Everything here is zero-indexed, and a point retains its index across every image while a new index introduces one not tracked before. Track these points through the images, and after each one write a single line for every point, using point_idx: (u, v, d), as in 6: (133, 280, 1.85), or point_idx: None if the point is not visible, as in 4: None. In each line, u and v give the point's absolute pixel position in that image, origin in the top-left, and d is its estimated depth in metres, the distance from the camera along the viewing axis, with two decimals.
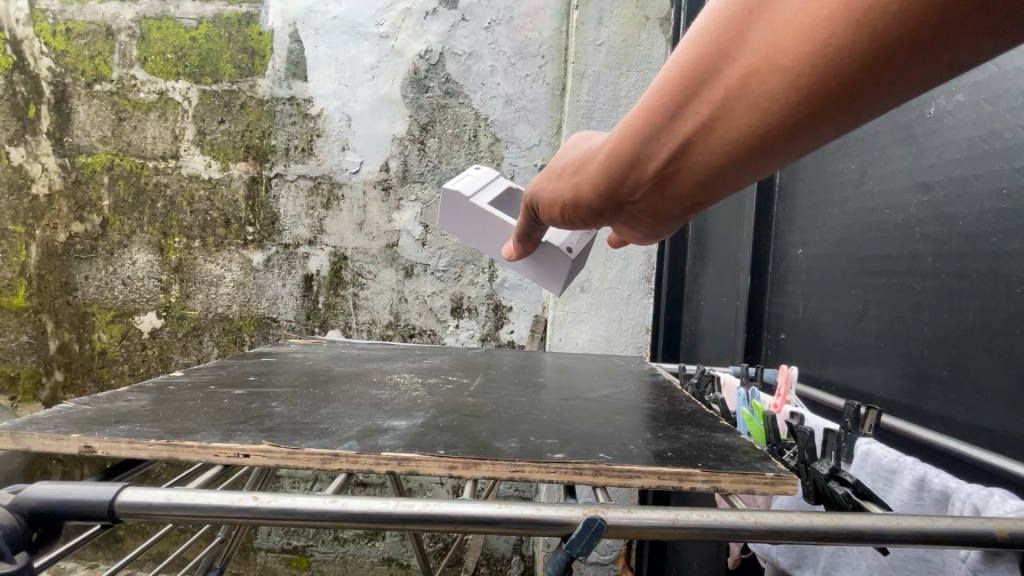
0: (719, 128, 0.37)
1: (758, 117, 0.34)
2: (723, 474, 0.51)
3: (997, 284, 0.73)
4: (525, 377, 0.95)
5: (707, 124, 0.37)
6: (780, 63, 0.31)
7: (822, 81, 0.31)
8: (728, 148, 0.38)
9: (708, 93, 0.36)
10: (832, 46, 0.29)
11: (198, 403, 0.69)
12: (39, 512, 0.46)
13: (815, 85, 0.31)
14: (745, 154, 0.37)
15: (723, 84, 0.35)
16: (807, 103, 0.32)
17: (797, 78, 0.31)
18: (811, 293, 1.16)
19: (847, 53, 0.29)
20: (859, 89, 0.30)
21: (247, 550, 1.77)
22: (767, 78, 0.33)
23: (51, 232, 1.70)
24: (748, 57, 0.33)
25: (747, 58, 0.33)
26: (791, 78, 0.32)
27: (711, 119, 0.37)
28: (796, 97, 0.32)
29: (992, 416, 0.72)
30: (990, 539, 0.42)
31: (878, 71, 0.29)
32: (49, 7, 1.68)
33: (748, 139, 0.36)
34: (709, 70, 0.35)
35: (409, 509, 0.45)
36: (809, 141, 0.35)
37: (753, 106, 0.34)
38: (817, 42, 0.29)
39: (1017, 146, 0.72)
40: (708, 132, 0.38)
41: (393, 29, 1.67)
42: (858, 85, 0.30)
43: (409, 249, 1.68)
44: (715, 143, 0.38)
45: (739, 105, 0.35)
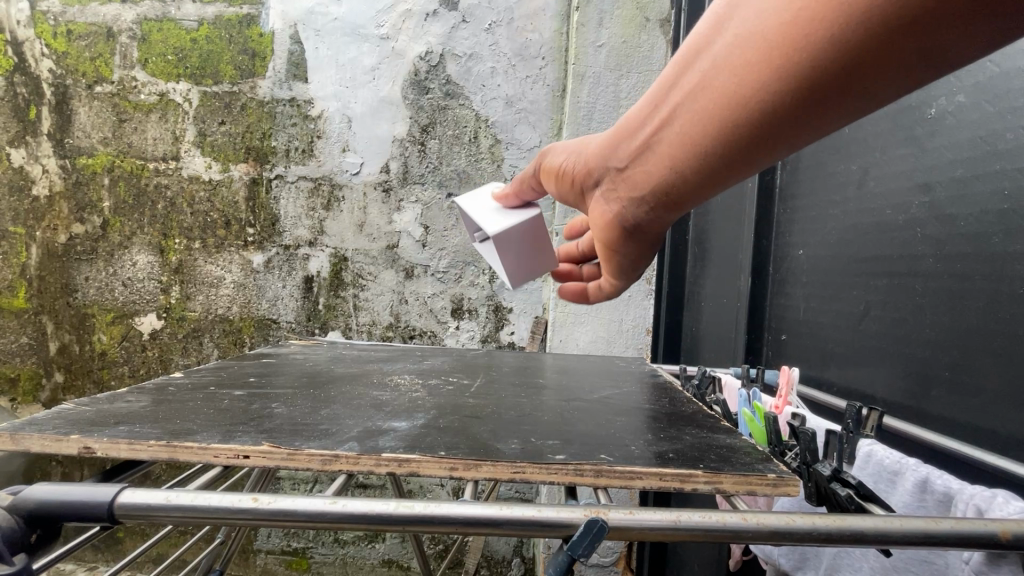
0: (705, 93, 0.43)
1: (736, 83, 0.40)
2: (726, 476, 0.51)
3: (998, 284, 0.73)
4: (526, 378, 0.94)
5: (698, 88, 0.43)
6: (761, 34, 0.37)
7: (791, 49, 0.36)
8: (713, 117, 0.43)
9: (705, 60, 0.43)
10: (801, 17, 0.34)
11: (198, 404, 0.69)
12: (38, 513, 0.46)
13: (785, 57, 0.36)
14: (721, 123, 0.43)
15: (716, 52, 0.41)
16: (784, 80, 0.37)
17: (770, 49, 0.37)
18: (812, 294, 1.16)
19: (813, 23, 0.34)
20: (829, 71, 0.35)
21: (247, 552, 1.76)
22: (749, 47, 0.38)
23: (51, 233, 1.70)
24: (738, 31, 0.39)
25: (744, 35, 0.39)
26: (773, 54, 0.37)
27: (702, 83, 0.43)
28: (767, 66, 0.37)
29: (993, 416, 0.72)
30: (994, 541, 0.41)
31: (836, 46, 0.33)
32: (50, 9, 1.68)
33: (730, 110, 0.41)
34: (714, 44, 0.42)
35: (410, 511, 0.45)
36: (778, 121, 0.40)
37: (733, 73, 0.40)
38: (790, 13, 0.35)
39: (1018, 146, 0.72)
40: (697, 96, 0.44)
41: (394, 31, 1.67)
42: (829, 68, 0.35)
43: (410, 250, 1.68)
44: (704, 108, 0.43)
45: (723, 71, 0.41)
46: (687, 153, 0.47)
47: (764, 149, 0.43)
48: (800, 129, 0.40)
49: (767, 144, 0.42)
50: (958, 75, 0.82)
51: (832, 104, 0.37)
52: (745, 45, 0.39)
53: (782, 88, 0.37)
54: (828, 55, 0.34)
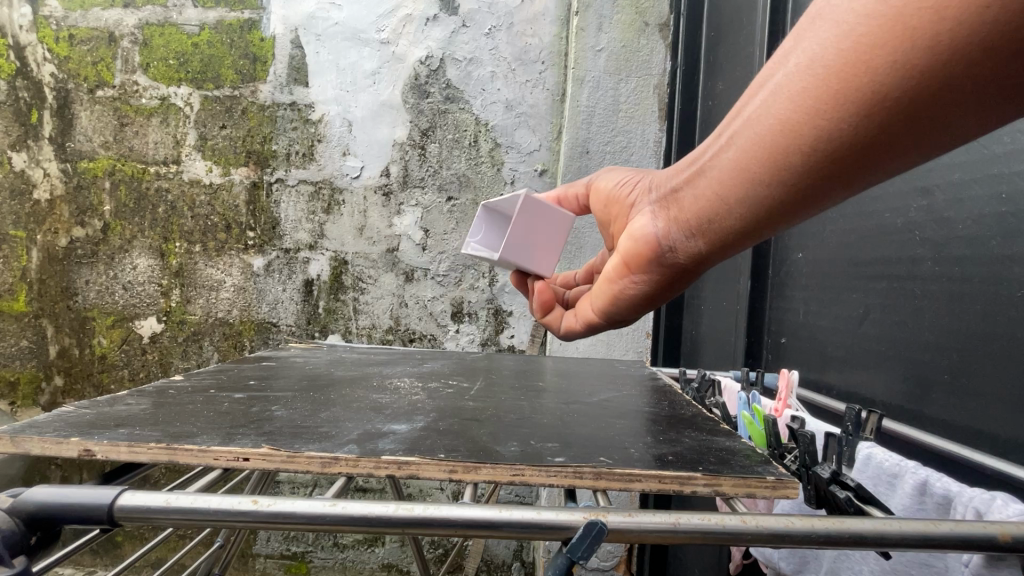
0: (762, 121, 0.43)
1: (793, 111, 0.41)
2: (724, 478, 0.51)
3: (997, 288, 0.73)
4: (525, 381, 0.94)
5: (755, 117, 0.44)
6: (823, 62, 0.38)
7: (855, 75, 0.37)
8: (766, 142, 0.43)
9: (764, 91, 0.44)
10: (863, 44, 0.36)
11: (198, 407, 0.69)
12: (38, 516, 0.46)
13: (847, 81, 0.37)
14: (777, 151, 0.43)
15: (776, 81, 0.42)
16: (842, 106, 0.38)
17: (831, 77, 0.38)
18: (812, 297, 1.16)
19: (879, 51, 0.35)
20: (890, 97, 0.36)
21: (246, 557, 1.75)
22: (807, 74, 0.39)
23: (52, 237, 1.70)
24: (797, 61, 0.41)
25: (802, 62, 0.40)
26: (831, 77, 0.38)
27: (759, 111, 0.44)
28: (829, 92, 0.38)
29: (993, 420, 0.72)
30: (992, 543, 0.42)
31: (903, 74, 0.35)
32: (53, 13, 1.69)
33: (784, 138, 0.42)
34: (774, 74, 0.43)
35: (409, 513, 0.45)
36: (838, 150, 0.40)
37: (790, 100, 0.41)
38: (853, 41, 0.36)
39: (1015, 150, 0.72)
40: (754, 124, 0.44)
41: (394, 35, 1.68)
42: (889, 94, 0.36)
43: (410, 254, 1.69)
44: (757, 134, 0.44)
45: (779, 98, 0.42)
46: (738, 182, 0.47)
47: (820, 182, 0.43)
48: (859, 163, 0.40)
49: (823, 176, 0.42)
50: None
51: (894, 134, 0.37)
52: (805, 73, 0.40)
53: (842, 115, 0.38)
54: (893, 82, 0.35)
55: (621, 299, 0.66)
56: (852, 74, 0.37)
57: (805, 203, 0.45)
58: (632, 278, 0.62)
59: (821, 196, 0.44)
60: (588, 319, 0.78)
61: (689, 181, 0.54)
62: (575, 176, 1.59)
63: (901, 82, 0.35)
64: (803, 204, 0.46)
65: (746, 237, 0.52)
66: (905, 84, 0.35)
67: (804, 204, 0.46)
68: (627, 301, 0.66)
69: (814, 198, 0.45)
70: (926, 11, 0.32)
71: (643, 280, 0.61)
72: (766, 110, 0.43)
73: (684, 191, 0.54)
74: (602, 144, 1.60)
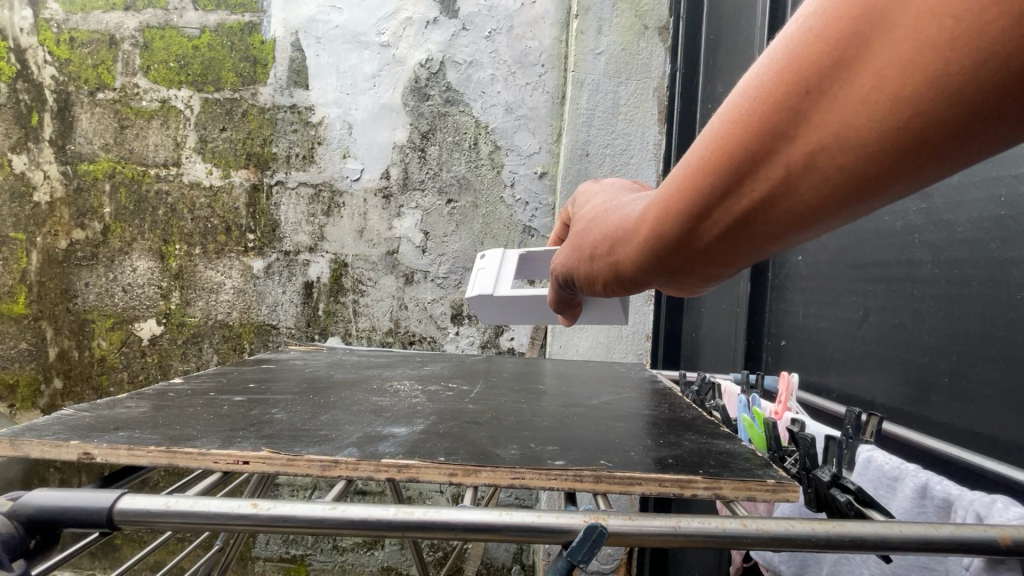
0: (777, 209, 0.35)
1: (824, 199, 0.32)
2: (724, 481, 0.51)
3: (997, 291, 0.73)
4: (525, 384, 0.94)
5: (767, 204, 0.35)
6: (850, 144, 0.29)
7: (907, 157, 0.28)
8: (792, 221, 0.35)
9: (760, 176, 0.34)
10: (903, 114, 0.26)
11: (197, 410, 0.68)
12: (36, 520, 0.46)
13: (891, 156, 0.28)
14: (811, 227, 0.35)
15: (777, 161, 0.32)
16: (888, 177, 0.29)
17: (870, 159, 0.29)
18: (812, 300, 1.16)
19: (927, 119, 0.26)
20: (948, 160, 0.27)
21: (245, 560, 1.75)
22: (828, 155, 0.30)
23: (52, 239, 1.70)
24: (803, 136, 0.31)
25: (809, 135, 0.30)
26: (862, 154, 0.29)
27: (767, 201, 0.35)
28: (868, 171, 0.30)
29: (994, 423, 0.72)
30: (992, 546, 0.42)
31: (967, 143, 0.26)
32: (54, 16, 1.70)
33: (817, 216, 0.34)
34: (758, 150, 0.33)
35: (409, 516, 0.45)
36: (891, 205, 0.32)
37: (814, 184, 0.32)
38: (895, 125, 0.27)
39: (1015, 154, 0.73)
40: (766, 209, 0.35)
41: (394, 38, 1.68)
42: (949, 157, 0.27)
43: (409, 256, 1.69)
44: (774, 216, 0.35)
45: (797, 182, 0.32)
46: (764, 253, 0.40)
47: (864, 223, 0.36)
48: None
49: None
50: None
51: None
52: (829, 161, 0.30)
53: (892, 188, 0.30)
54: (957, 161, 0.27)
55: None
56: (905, 153, 0.28)
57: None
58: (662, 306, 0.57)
59: None
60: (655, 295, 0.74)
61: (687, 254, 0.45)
62: (575, 178, 1.59)
63: (970, 152, 0.27)
64: None
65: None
66: (972, 153, 0.27)
67: None
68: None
69: None
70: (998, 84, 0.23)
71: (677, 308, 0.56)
72: (780, 198, 0.34)
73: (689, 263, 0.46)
74: (602, 147, 1.60)
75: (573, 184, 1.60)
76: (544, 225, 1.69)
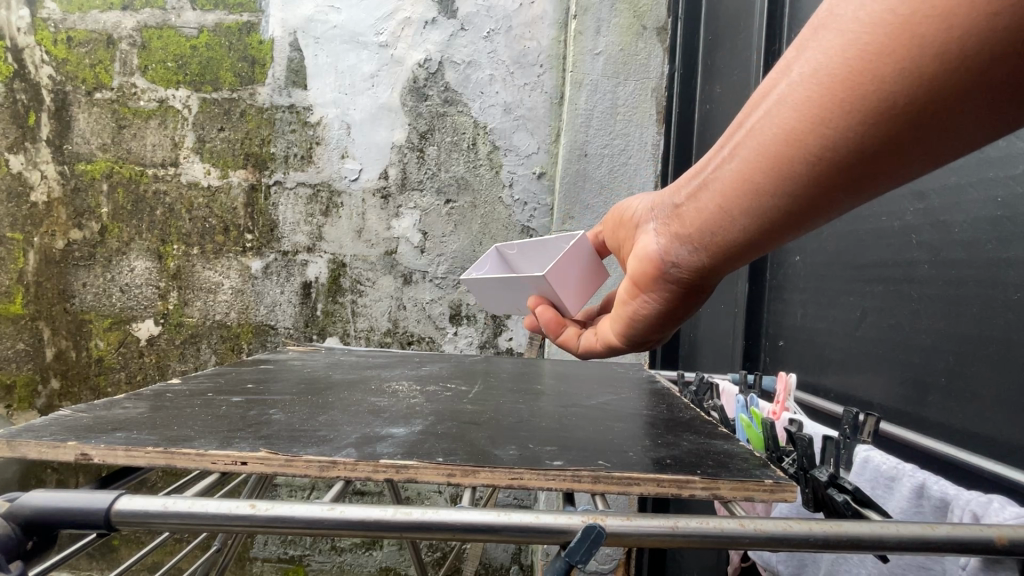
0: (764, 130, 0.44)
1: (798, 120, 0.41)
2: (722, 481, 0.51)
3: (993, 290, 0.74)
4: (524, 384, 0.94)
5: (759, 125, 0.44)
6: (824, 74, 0.39)
7: (859, 85, 0.37)
8: (766, 153, 0.44)
9: (768, 98, 0.44)
10: (869, 51, 0.36)
11: (195, 411, 0.68)
12: (33, 521, 0.46)
13: (848, 91, 0.38)
14: (782, 157, 0.43)
15: (779, 90, 0.43)
16: (842, 112, 0.38)
17: (837, 80, 0.38)
18: (809, 301, 1.16)
19: (883, 55, 0.35)
20: (889, 105, 0.36)
21: (243, 560, 1.75)
22: (809, 82, 0.40)
23: (50, 239, 1.69)
24: (798, 69, 0.41)
25: (801, 68, 0.41)
26: (828, 84, 0.39)
27: (762, 122, 0.44)
28: (833, 103, 0.39)
29: (990, 421, 0.72)
30: (989, 546, 0.42)
31: (905, 74, 0.35)
32: (51, 16, 1.69)
33: (783, 150, 0.43)
34: (771, 85, 0.44)
35: (408, 517, 0.45)
36: (844, 160, 0.40)
37: (791, 112, 0.41)
38: (859, 48, 0.37)
39: (1012, 155, 0.73)
40: (758, 131, 0.45)
41: (393, 38, 1.68)
42: (891, 102, 0.36)
43: (408, 256, 1.68)
44: (757, 144, 0.45)
45: (782, 110, 0.42)
46: (742, 192, 0.47)
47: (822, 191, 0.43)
48: (862, 167, 0.40)
49: (827, 185, 0.42)
50: None
51: (895, 145, 0.38)
52: (805, 88, 0.40)
53: (848, 117, 0.38)
54: (893, 108, 0.36)
55: (636, 320, 0.65)
56: (857, 87, 0.37)
57: (806, 214, 0.46)
58: (640, 294, 0.62)
59: (828, 204, 0.44)
60: (601, 339, 0.73)
61: (690, 198, 0.54)
62: (574, 179, 1.59)
63: (905, 97, 0.36)
64: (810, 212, 0.46)
65: (750, 250, 0.52)
66: (908, 98, 0.36)
67: (811, 213, 0.46)
68: (634, 322, 0.65)
69: (822, 207, 0.45)
70: (933, 16, 0.33)
71: (654, 300, 0.61)
72: (766, 124, 0.44)
73: (685, 207, 0.55)
74: (601, 147, 1.60)
75: (571, 184, 1.60)
76: (542, 225, 1.69)
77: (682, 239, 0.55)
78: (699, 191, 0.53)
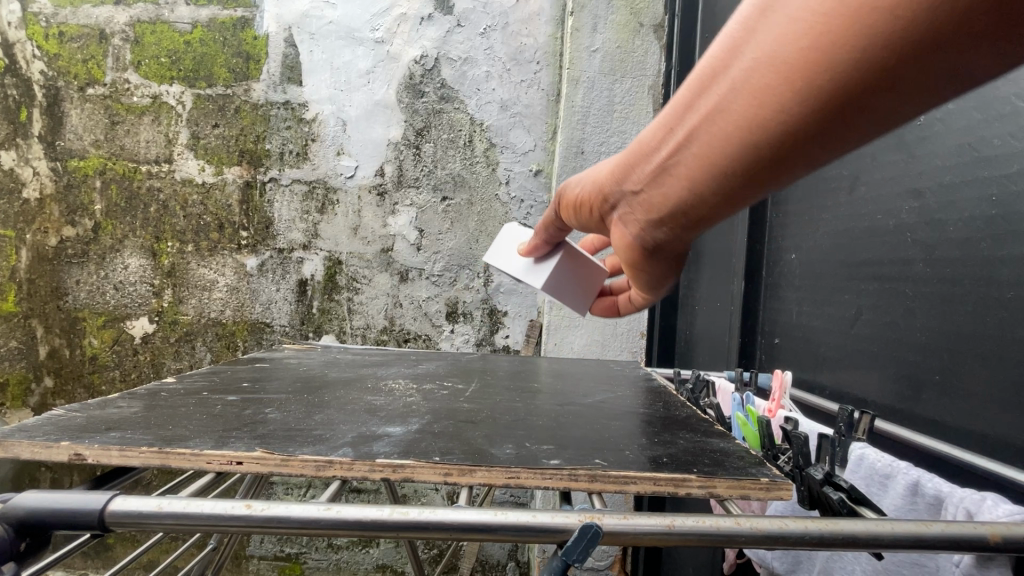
0: (724, 117, 0.39)
1: (760, 107, 0.36)
2: (719, 479, 0.51)
3: (987, 289, 0.74)
4: (521, 382, 0.94)
5: (719, 109, 0.39)
6: (787, 55, 0.34)
7: (826, 71, 0.32)
8: (730, 142, 0.40)
9: (720, 76, 0.38)
10: (837, 33, 0.31)
11: (190, 410, 0.68)
12: (25, 522, 0.45)
13: (816, 75, 0.33)
14: (747, 147, 0.39)
15: (735, 68, 0.37)
16: (810, 99, 0.34)
17: (804, 65, 0.33)
18: (805, 298, 1.16)
19: (854, 37, 0.30)
20: (862, 90, 0.32)
21: (239, 559, 1.75)
22: (771, 63, 0.35)
23: (42, 236, 1.68)
24: (753, 47, 0.36)
25: (756, 46, 0.35)
26: (791, 68, 0.34)
27: (720, 106, 0.39)
28: (799, 90, 0.34)
29: (984, 420, 0.73)
30: (983, 544, 0.42)
31: (866, 57, 0.30)
32: (42, 10, 1.68)
33: (747, 139, 0.38)
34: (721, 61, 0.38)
35: (405, 517, 0.45)
36: (813, 143, 0.36)
37: (750, 97, 0.37)
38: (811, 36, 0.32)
39: (1006, 153, 0.73)
40: (712, 122, 0.40)
41: (389, 34, 1.67)
42: (864, 86, 0.32)
43: (405, 254, 1.68)
44: (717, 131, 0.40)
45: (741, 96, 0.37)
46: (707, 180, 0.43)
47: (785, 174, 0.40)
48: (834, 146, 0.36)
49: (794, 167, 0.39)
50: None
51: (873, 123, 0.34)
52: (766, 71, 0.35)
53: (805, 104, 0.34)
54: (869, 91, 0.32)
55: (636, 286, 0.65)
56: (824, 73, 0.32)
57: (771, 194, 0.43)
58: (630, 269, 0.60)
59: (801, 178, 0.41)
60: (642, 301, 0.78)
61: (651, 185, 0.49)
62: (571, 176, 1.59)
63: (881, 81, 0.31)
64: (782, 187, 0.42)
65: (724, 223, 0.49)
66: (883, 82, 0.31)
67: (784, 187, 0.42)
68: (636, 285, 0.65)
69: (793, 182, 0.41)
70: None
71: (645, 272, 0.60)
72: (725, 110, 0.39)
73: (647, 194, 0.50)
74: (597, 145, 1.60)
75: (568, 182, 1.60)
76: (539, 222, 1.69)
77: (653, 223, 0.52)
78: (659, 178, 0.48)
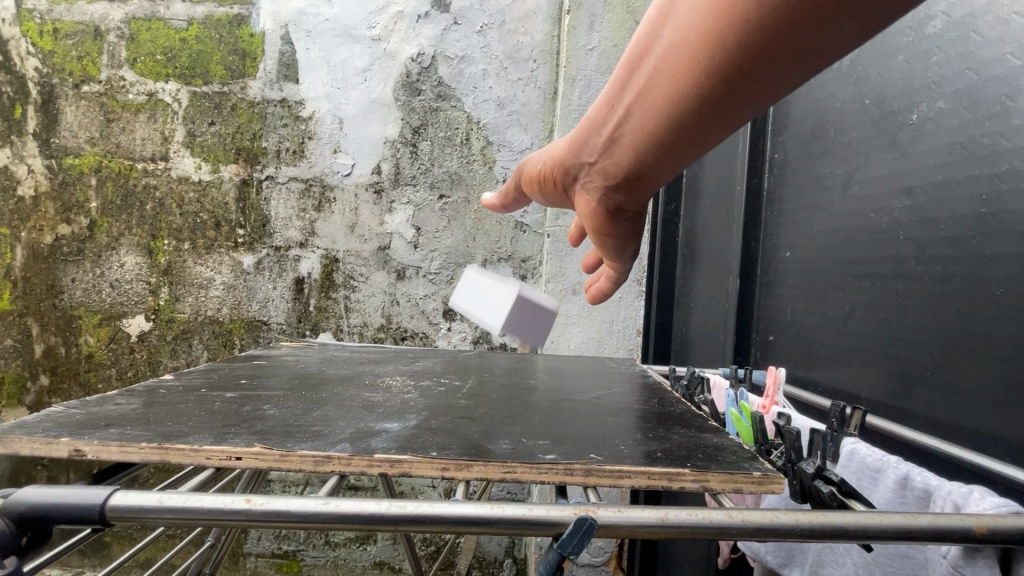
0: (653, 91, 0.45)
1: (678, 78, 0.42)
2: (712, 473, 0.52)
3: (976, 286, 0.75)
4: (517, 379, 0.95)
5: (648, 84, 0.45)
6: (694, 34, 0.39)
7: (725, 42, 0.37)
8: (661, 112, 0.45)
9: (648, 54, 0.44)
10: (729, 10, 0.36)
11: (189, 407, 0.68)
12: (26, 516, 0.46)
13: (717, 46, 0.38)
14: (675, 113, 0.44)
15: (658, 46, 0.43)
16: (715, 68, 0.39)
17: (707, 39, 0.38)
18: (799, 296, 1.17)
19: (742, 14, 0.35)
20: (759, 55, 0.37)
21: (236, 556, 1.75)
22: (683, 39, 0.40)
23: (37, 234, 1.67)
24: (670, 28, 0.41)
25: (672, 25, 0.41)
26: (700, 44, 0.39)
27: (649, 81, 0.45)
28: (706, 62, 0.39)
29: (972, 415, 0.74)
30: (969, 535, 0.43)
31: (754, 32, 0.36)
32: (37, 7, 1.67)
33: (673, 107, 0.44)
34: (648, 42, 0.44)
35: (403, 511, 0.46)
36: (728, 106, 0.42)
37: (670, 70, 0.42)
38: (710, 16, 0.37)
39: (996, 153, 0.74)
40: (646, 95, 0.46)
41: (386, 32, 1.67)
42: (758, 52, 0.37)
43: (401, 252, 1.68)
44: (649, 103, 0.46)
45: (664, 70, 0.43)
46: (648, 145, 0.49)
47: (711, 133, 0.45)
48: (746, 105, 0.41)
49: (716, 126, 0.44)
50: (938, 80, 0.84)
51: (775, 84, 0.39)
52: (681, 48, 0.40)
53: (714, 66, 0.39)
54: (766, 55, 0.37)
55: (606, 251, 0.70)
56: (726, 44, 0.37)
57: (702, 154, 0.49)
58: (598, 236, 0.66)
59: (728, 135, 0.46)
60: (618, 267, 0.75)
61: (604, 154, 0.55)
62: None
63: (774, 47, 0.36)
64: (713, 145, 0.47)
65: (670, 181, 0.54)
66: (773, 48, 0.36)
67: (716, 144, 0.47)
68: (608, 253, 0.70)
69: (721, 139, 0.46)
70: None
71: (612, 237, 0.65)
72: (655, 82, 0.44)
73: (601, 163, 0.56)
74: None
75: None
76: (536, 220, 1.70)
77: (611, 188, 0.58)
78: (611, 147, 0.54)
